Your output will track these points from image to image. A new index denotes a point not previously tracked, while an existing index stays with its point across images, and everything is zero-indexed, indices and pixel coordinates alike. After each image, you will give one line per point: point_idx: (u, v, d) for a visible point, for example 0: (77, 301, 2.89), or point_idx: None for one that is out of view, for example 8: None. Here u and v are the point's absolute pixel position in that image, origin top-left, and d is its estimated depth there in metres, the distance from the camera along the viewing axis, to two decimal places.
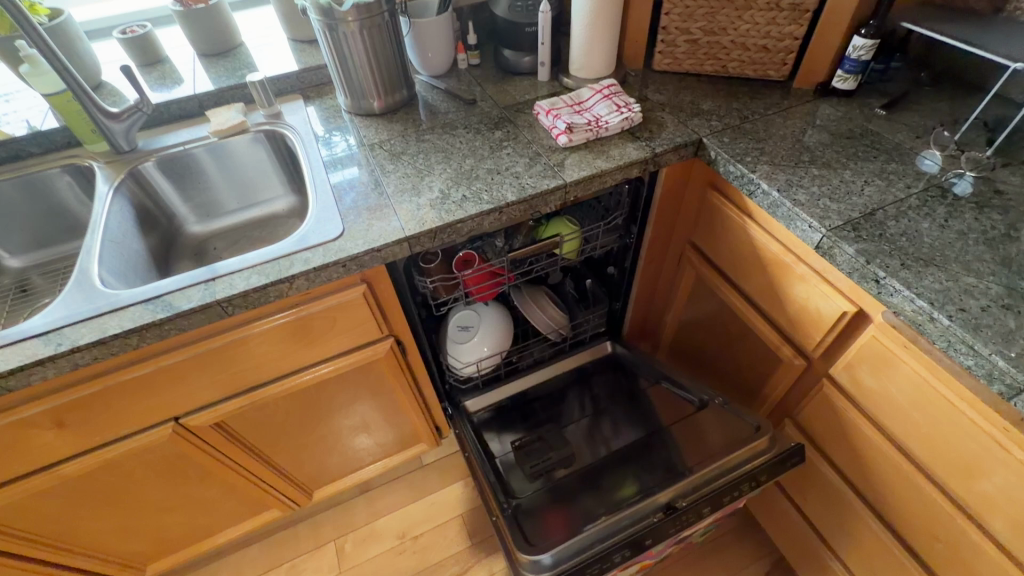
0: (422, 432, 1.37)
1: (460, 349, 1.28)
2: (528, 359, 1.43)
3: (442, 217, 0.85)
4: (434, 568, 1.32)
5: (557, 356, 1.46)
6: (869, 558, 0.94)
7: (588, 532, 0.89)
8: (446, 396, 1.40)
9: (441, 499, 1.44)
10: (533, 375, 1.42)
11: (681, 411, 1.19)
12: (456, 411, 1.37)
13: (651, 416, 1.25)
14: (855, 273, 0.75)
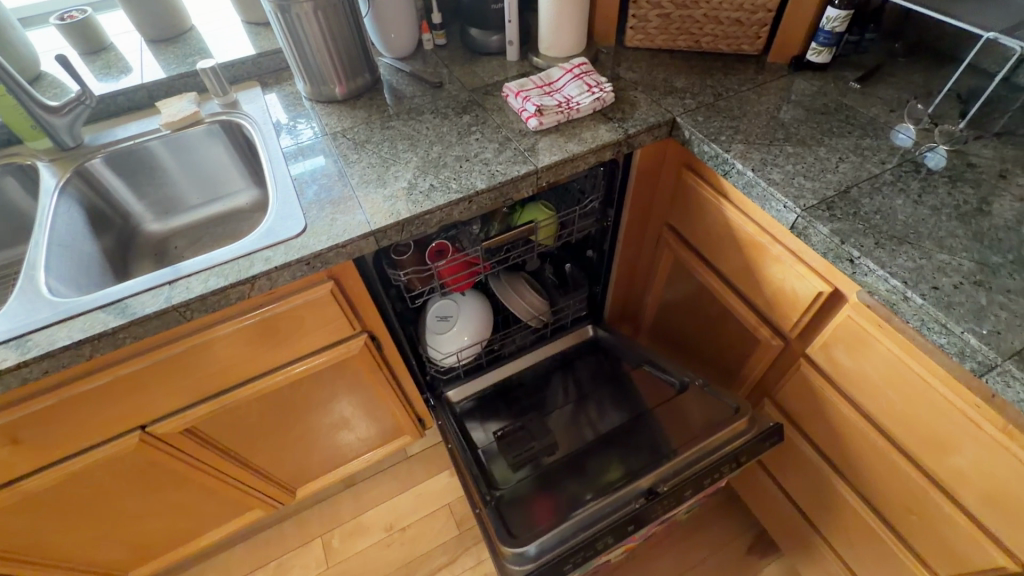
0: (405, 425, 1.36)
1: (441, 341, 1.25)
2: (510, 347, 1.42)
3: (410, 208, 0.82)
4: (422, 558, 1.32)
5: (539, 342, 1.45)
6: (847, 529, 0.97)
7: (570, 521, 0.88)
8: (428, 388, 1.38)
9: (427, 490, 1.43)
10: (516, 362, 1.41)
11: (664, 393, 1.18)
12: (438, 403, 1.35)
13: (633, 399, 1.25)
14: (830, 253, 0.74)
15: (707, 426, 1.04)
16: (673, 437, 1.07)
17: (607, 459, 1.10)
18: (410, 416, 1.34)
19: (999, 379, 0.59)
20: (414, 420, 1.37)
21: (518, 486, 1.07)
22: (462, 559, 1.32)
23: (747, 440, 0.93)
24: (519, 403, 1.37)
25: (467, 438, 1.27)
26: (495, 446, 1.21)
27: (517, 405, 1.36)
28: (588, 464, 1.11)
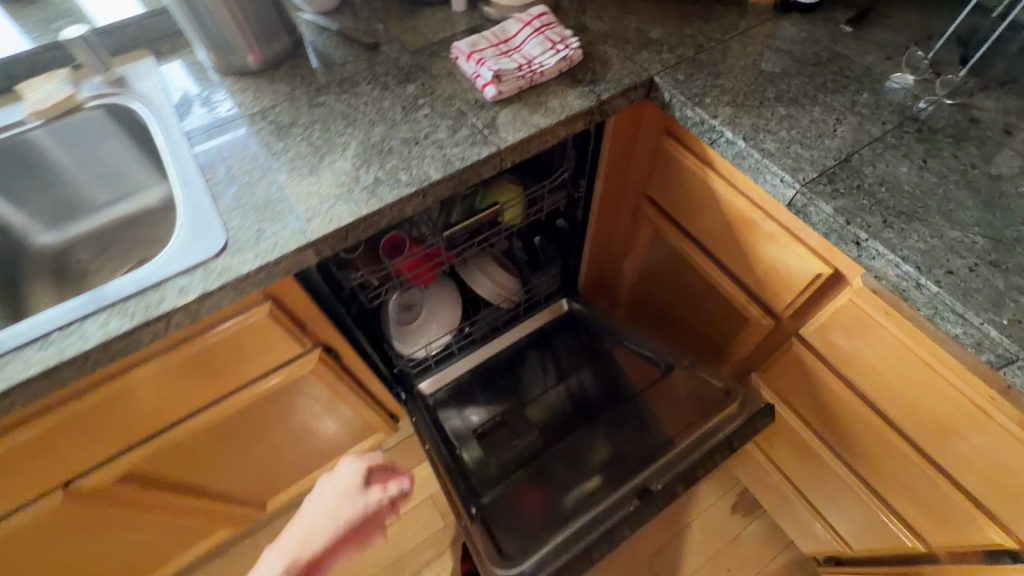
0: (374, 420, 1.26)
1: (409, 334, 1.19)
2: (482, 330, 1.32)
3: (352, 210, 0.68)
4: (410, 554, 1.29)
5: (512, 322, 1.36)
6: (835, 497, 0.97)
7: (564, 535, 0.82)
8: (396, 382, 1.28)
9: None
10: (490, 346, 1.32)
11: (647, 373, 1.14)
12: (410, 397, 1.26)
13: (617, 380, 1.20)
14: (832, 234, 0.67)
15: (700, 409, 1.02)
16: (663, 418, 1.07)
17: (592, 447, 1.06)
18: (380, 413, 1.25)
19: (1019, 374, 0.54)
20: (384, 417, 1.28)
21: (513, 493, 1.02)
22: (451, 551, 1.29)
23: (738, 424, 0.89)
24: (496, 388, 1.29)
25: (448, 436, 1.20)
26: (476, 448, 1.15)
27: (494, 390, 1.29)
28: (577, 463, 1.08)
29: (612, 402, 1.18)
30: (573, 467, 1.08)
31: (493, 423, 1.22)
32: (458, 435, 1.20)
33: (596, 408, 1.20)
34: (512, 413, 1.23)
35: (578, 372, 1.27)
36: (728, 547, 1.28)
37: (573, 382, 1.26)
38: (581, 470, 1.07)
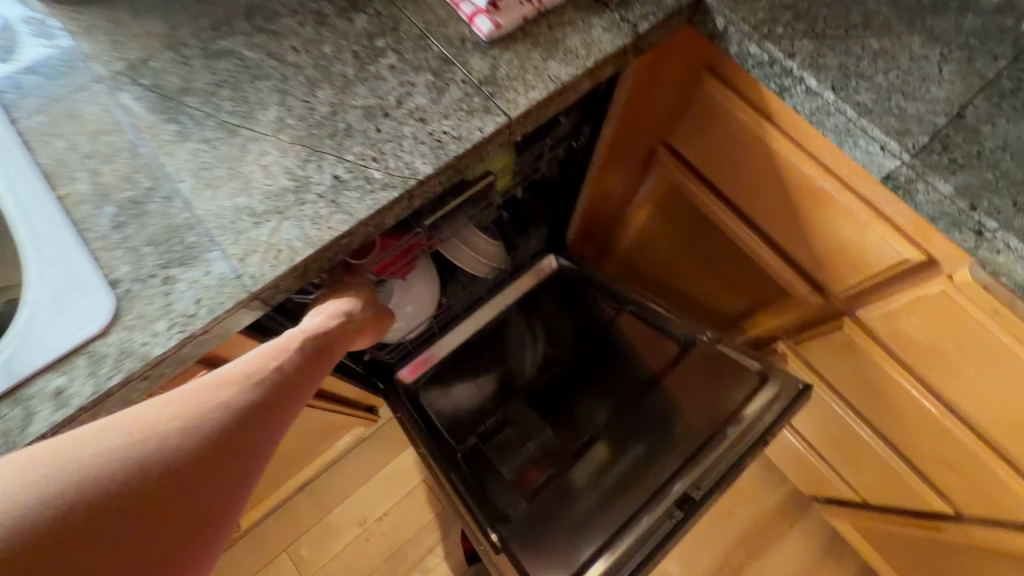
0: (334, 418, 1.09)
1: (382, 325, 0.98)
2: (461, 303, 1.12)
3: (309, 233, 0.46)
4: (411, 542, 1.21)
5: (498, 288, 1.14)
6: (857, 459, 0.95)
7: (607, 560, 0.79)
8: (364, 372, 1.10)
9: (396, 471, 1.26)
10: (472, 321, 1.12)
11: (660, 351, 1.01)
12: (387, 388, 1.09)
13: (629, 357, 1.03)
14: (942, 219, 0.53)
15: (724, 392, 0.91)
16: (680, 398, 0.94)
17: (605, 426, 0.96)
18: (342, 407, 1.10)
19: None
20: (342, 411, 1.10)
21: (534, 502, 0.89)
22: (452, 534, 1.22)
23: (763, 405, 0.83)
24: (483, 367, 1.11)
25: (437, 436, 1.01)
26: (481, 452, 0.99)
27: (478, 370, 1.10)
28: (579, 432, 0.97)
29: (624, 377, 1.01)
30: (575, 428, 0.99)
31: (493, 421, 1.04)
32: (452, 429, 1.03)
33: (604, 379, 1.03)
34: (512, 406, 1.05)
35: (578, 343, 1.09)
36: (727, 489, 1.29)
37: (572, 355, 1.09)
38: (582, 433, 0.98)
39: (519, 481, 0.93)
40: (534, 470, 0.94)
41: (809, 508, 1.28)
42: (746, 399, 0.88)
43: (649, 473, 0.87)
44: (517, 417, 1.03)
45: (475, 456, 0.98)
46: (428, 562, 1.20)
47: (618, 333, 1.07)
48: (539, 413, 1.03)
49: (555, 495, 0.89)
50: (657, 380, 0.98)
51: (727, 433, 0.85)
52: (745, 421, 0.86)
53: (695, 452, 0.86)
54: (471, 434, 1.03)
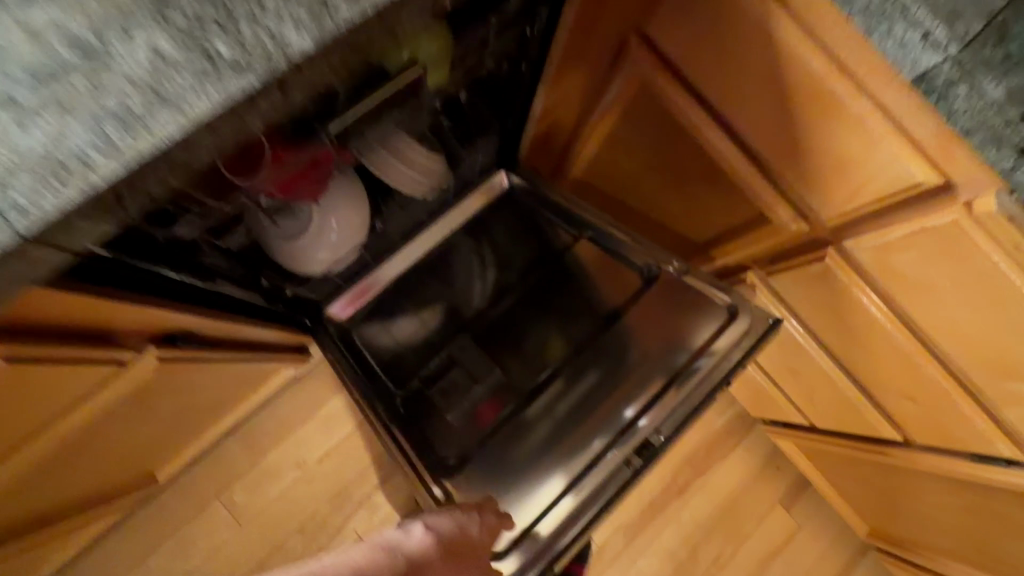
0: (252, 361, 0.96)
1: (297, 256, 0.80)
2: (399, 230, 0.99)
3: (118, 140, 0.30)
4: (355, 482, 1.14)
5: (439, 213, 1.01)
6: (814, 390, 0.92)
7: (575, 499, 0.75)
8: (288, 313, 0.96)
9: (336, 411, 1.17)
10: (414, 250, 1.00)
11: (625, 284, 0.90)
12: (320, 328, 0.95)
13: (588, 290, 0.92)
14: (980, 132, 0.42)
15: (690, 328, 0.83)
16: (643, 332, 0.85)
17: (562, 358, 0.87)
18: (258, 352, 0.96)
19: None
20: (258, 356, 0.97)
21: (483, 449, 0.81)
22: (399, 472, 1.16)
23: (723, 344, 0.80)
24: (427, 301, 0.98)
25: (374, 381, 0.90)
26: (421, 396, 0.89)
27: (423, 304, 0.98)
28: (531, 364, 0.88)
29: (583, 309, 0.90)
30: (524, 355, 0.90)
31: (439, 363, 0.92)
32: (390, 372, 0.92)
33: (561, 312, 0.92)
34: (459, 344, 0.93)
35: (532, 271, 0.97)
36: None
37: (525, 284, 0.96)
38: (534, 362, 0.88)
39: (467, 427, 0.84)
40: (488, 407, 0.85)
41: (754, 428, 1.31)
42: (712, 337, 0.81)
43: (605, 408, 0.80)
44: (465, 357, 0.91)
45: (417, 404, 0.88)
46: (374, 499, 1.14)
47: (575, 260, 0.95)
48: (487, 350, 0.92)
49: (510, 436, 0.81)
50: (619, 315, 0.87)
51: (691, 371, 0.79)
52: (711, 359, 0.80)
53: (657, 394, 0.79)
54: (411, 376, 0.91)
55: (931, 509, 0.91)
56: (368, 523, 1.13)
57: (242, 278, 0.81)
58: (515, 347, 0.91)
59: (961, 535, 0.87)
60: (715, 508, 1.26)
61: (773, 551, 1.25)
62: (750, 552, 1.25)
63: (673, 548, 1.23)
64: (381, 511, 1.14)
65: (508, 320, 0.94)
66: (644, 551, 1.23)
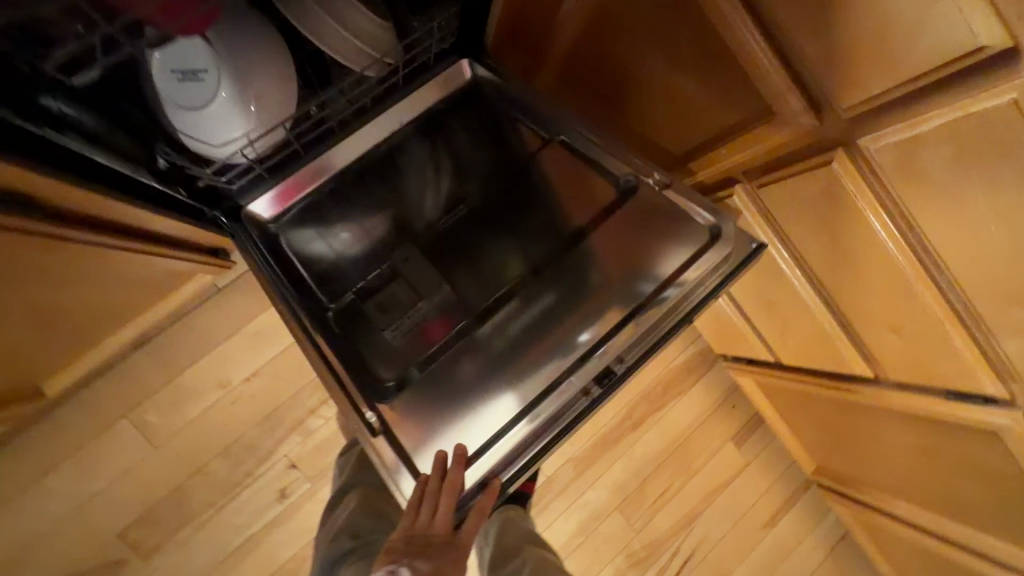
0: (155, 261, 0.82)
1: (200, 126, 0.68)
2: (338, 115, 0.83)
3: None
4: (286, 405, 1.04)
5: (384, 101, 0.85)
6: (788, 323, 0.86)
7: (528, 426, 0.66)
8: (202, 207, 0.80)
9: (265, 328, 1.03)
10: (355, 140, 0.84)
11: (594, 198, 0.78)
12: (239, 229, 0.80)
13: (554, 201, 0.79)
14: None
15: (664, 252, 0.72)
16: (607, 256, 0.74)
17: (522, 271, 0.75)
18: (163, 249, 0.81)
19: None
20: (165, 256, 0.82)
21: (427, 370, 0.70)
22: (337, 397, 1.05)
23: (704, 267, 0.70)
24: (368, 204, 0.83)
25: (304, 291, 0.77)
26: (357, 310, 0.76)
27: (366, 212, 0.83)
28: (486, 277, 0.76)
29: (550, 223, 0.78)
30: (478, 267, 0.77)
31: (380, 276, 0.79)
32: (323, 283, 0.78)
33: (520, 225, 0.79)
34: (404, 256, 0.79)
35: (493, 179, 0.83)
36: None
37: (484, 192, 0.82)
38: (489, 274, 0.76)
39: (408, 346, 0.72)
40: (437, 325, 0.73)
41: (714, 365, 1.27)
42: (686, 264, 0.71)
43: (564, 333, 0.70)
44: (411, 270, 0.78)
45: (354, 319, 0.75)
46: (309, 424, 1.04)
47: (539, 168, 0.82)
48: (437, 261, 0.78)
49: (463, 358, 0.70)
50: (585, 233, 0.76)
51: (656, 302, 0.70)
52: (679, 292, 0.70)
53: (620, 323, 0.69)
54: (349, 288, 0.78)
55: (885, 449, 0.89)
56: (302, 449, 1.04)
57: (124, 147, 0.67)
58: (468, 257, 0.78)
59: (911, 473, 0.86)
60: (667, 443, 1.24)
61: (721, 485, 1.25)
62: (698, 486, 1.24)
63: (622, 481, 1.21)
64: (317, 437, 1.04)
65: (462, 227, 0.80)
66: (593, 483, 1.20)
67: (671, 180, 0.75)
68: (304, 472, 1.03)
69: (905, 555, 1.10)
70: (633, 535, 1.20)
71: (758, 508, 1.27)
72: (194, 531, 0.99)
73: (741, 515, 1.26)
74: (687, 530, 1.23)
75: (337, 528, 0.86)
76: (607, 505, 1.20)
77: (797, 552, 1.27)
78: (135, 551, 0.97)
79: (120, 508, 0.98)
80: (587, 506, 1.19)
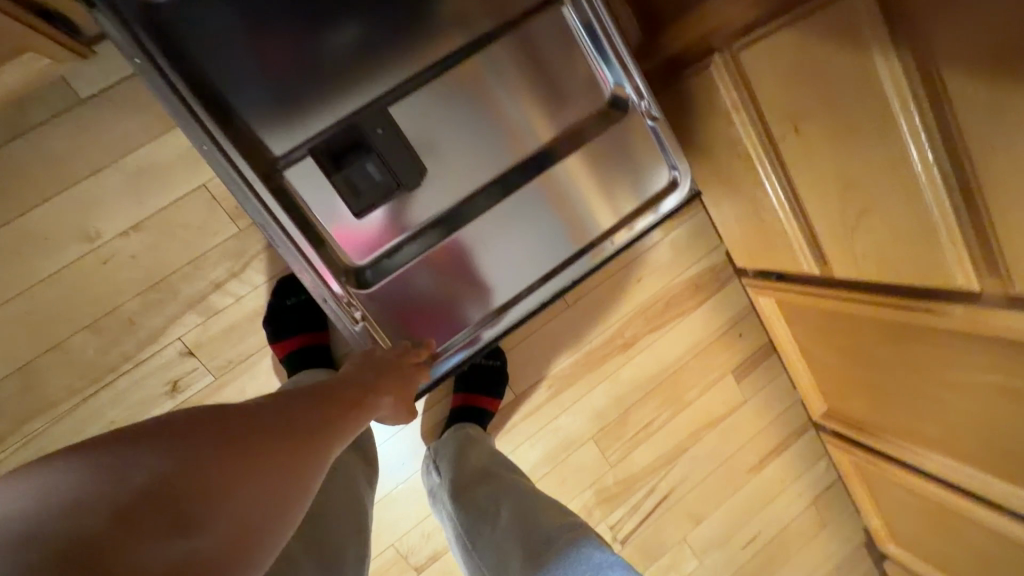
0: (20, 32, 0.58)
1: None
2: None
3: None
4: (182, 273, 0.78)
5: None
6: (863, 218, 0.64)
7: (492, 329, 0.81)
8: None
9: (154, 163, 0.75)
10: None
11: (563, 94, 0.75)
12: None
13: (540, 88, 0.73)
14: None
15: (616, 196, 0.82)
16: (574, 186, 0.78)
17: (508, 165, 0.75)
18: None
19: None
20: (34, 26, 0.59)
21: (402, 262, 0.72)
22: (253, 270, 0.80)
23: (647, 205, 0.83)
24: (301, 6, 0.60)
25: (230, 128, 0.63)
26: (312, 169, 0.66)
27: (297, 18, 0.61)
28: (472, 163, 0.72)
29: (523, 113, 0.73)
30: (458, 140, 0.71)
31: (329, 123, 0.66)
32: (252, 110, 0.63)
33: (503, 100, 0.72)
34: (365, 112, 0.66)
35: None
36: (640, 254, 1.01)
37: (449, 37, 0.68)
38: (470, 156, 0.72)
39: (370, 233, 0.70)
40: (410, 214, 0.71)
41: (727, 285, 1.06)
42: (628, 215, 0.83)
43: (535, 256, 0.80)
44: (372, 131, 0.66)
45: (310, 178, 0.66)
46: (213, 302, 0.79)
47: (529, 41, 0.71)
48: (390, 109, 0.67)
49: (450, 259, 0.74)
50: (556, 153, 0.76)
51: (600, 247, 0.83)
52: (612, 246, 0.84)
53: (573, 255, 0.82)
54: (283, 127, 0.64)
55: (941, 390, 0.71)
56: (202, 333, 0.79)
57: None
58: (444, 126, 0.70)
59: (968, 419, 0.70)
60: (660, 369, 1.05)
61: (712, 422, 1.09)
62: (687, 420, 1.08)
63: (602, 408, 1.03)
64: (224, 320, 0.80)
65: (439, 80, 0.68)
66: (569, 408, 1.01)
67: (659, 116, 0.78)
68: (205, 363, 0.80)
69: (907, 511, 0.98)
70: (607, 469, 1.04)
71: (747, 450, 1.12)
72: (53, 423, 0.76)
73: (728, 457, 1.11)
74: (668, 467, 1.07)
75: None
76: (582, 434, 1.02)
77: (781, 499, 1.15)
78: None
79: None
80: (558, 434, 1.01)
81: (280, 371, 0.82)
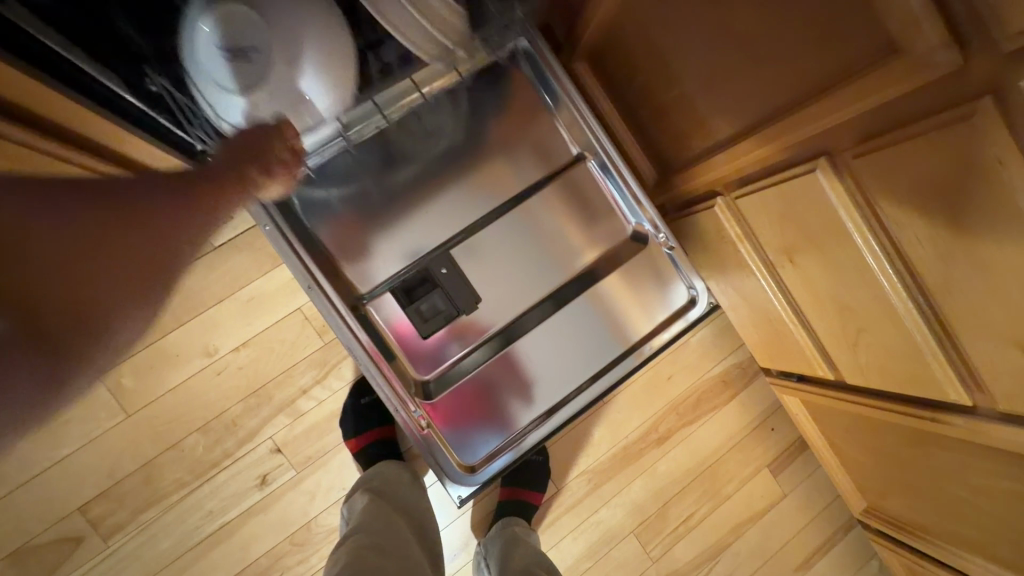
0: None
1: (235, 110, 0.62)
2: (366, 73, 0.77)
3: None
4: (277, 381, 0.93)
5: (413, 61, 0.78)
6: (859, 335, 0.73)
7: (541, 429, 0.88)
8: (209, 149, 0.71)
9: (262, 294, 0.93)
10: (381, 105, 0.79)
11: (591, 229, 0.91)
12: None
13: (572, 226, 0.90)
14: None
15: (645, 309, 0.93)
16: (606, 302, 0.91)
17: (545, 289, 0.89)
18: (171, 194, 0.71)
19: None
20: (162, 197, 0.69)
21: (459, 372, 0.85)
22: (333, 377, 0.95)
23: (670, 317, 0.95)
24: (389, 180, 0.82)
25: (332, 272, 0.80)
26: (391, 298, 0.83)
27: (389, 187, 0.82)
28: (517, 289, 0.87)
29: (560, 245, 0.89)
30: (506, 269, 0.87)
31: (405, 263, 0.84)
32: (349, 259, 0.81)
33: (541, 238, 0.88)
34: (434, 256, 0.84)
35: (504, 165, 0.87)
36: (669, 354, 1.11)
37: (500, 193, 0.87)
38: (513, 283, 0.87)
39: (434, 348, 0.85)
40: (466, 331, 0.86)
41: (754, 379, 1.13)
42: (656, 325, 0.93)
43: (577, 364, 0.90)
44: (439, 270, 0.83)
45: (390, 309, 0.83)
46: (299, 405, 0.94)
47: (564, 192, 0.89)
48: (452, 251, 0.84)
49: (499, 367, 0.86)
50: (587, 278, 0.90)
51: (635, 354, 0.92)
52: (651, 349, 0.92)
53: (611, 362, 0.91)
54: (368, 263, 0.82)
55: (965, 493, 0.74)
56: (289, 432, 0.93)
57: (104, 51, 0.55)
58: (494, 260, 0.86)
59: (993, 525, 0.73)
60: (695, 462, 1.10)
61: (753, 517, 1.11)
62: (727, 514, 1.11)
63: (641, 500, 1.08)
64: (307, 421, 0.94)
65: (491, 225, 0.86)
66: (609, 501, 1.07)
67: (677, 244, 0.91)
68: (289, 459, 0.93)
69: None
70: (648, 564, 1.07)
71: (791, 547, 1.12)
72: (164, 511, 0.90)
73: (772, 553, 1.11)
74: (710, 563, 1.09)
75: (353, 515, 0.77)
76: (623, 527, 1.07)
77: None
78: (97, 528, 0.89)
79: (85, 479, 0.88)
80: (599, 527, 1.06)
81: (352, 465, 0.95)
